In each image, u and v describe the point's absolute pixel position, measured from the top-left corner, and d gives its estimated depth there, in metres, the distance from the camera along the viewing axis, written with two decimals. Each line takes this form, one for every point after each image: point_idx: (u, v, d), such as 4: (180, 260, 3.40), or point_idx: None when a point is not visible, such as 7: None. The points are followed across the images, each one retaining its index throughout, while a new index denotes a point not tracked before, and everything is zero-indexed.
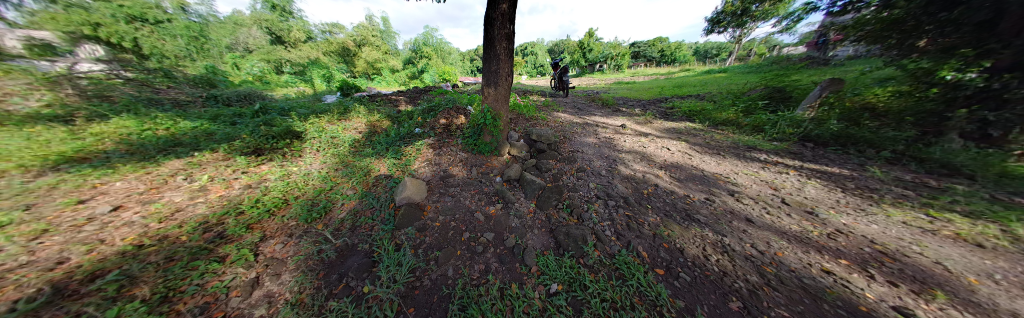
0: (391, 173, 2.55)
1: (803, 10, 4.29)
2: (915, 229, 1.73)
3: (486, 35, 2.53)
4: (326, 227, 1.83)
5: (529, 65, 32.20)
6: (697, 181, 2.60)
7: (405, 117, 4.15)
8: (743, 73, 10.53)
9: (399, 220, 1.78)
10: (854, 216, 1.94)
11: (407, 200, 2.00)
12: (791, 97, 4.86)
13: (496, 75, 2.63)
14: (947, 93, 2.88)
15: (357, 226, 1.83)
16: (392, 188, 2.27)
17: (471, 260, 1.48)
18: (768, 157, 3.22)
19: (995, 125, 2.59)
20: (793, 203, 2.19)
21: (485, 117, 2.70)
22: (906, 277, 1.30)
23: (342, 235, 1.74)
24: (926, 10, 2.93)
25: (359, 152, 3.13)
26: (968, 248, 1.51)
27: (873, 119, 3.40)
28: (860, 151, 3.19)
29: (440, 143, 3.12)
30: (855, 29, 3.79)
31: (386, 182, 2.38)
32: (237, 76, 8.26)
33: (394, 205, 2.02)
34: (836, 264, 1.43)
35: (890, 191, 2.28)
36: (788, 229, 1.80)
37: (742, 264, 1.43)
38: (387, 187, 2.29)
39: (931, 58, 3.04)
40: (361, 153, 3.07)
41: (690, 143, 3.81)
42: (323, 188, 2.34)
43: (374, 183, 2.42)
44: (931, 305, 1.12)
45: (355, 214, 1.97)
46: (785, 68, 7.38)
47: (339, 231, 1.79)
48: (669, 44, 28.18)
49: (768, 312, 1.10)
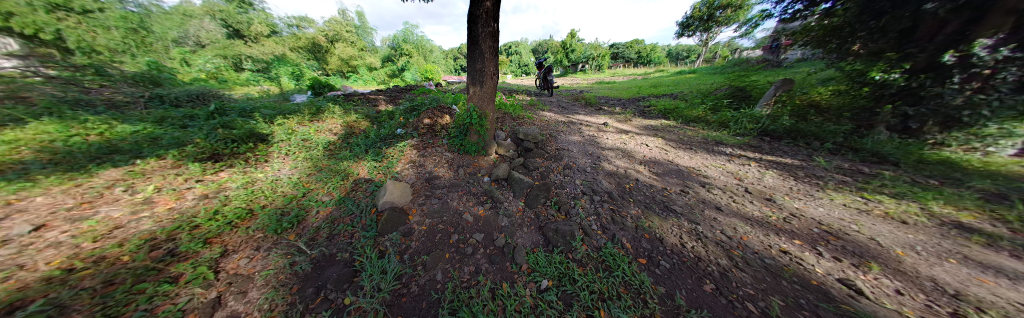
0: (371, 177, 2.42)
1: (759, 17, 4.75)
2: (853, 210, 2.00)
3: (470, 33, 2.49)
4: (300, 237, 1.69)
5: (513, 64, 32.43)
6: (673, 175, 2.77)
7: (385, 117, 3.97)
8: (709, 73, 11.47)
9: (383, 226, 1.70)
10: (804, 200, 2.20)
11: (391, 204, 1.92)
12: (750, 96, 5.37)
13: (482, 74, 2.60)
14: (875, 91, 3.39)
15: (335, 234, 1.72)
16: (373, 192, 2.16)
17: (459, 262, 1.45)
18: (733, 151, 3.53)
19: (914, 119, 3.08)
20: (756, 191, 2.41)
21: (472, 117, 2.67)
22: (848, 253, 1.51)
23: (319, 245, 1.62)
24: (859, 18, 3.40)
25: (335, 155, 2.94)
26: (893, 224, 1.79)
27: (819, 115, 3.92)
28: (808, 144, 3.60)
29: (425, 143, 3.05)
30: (803, 35, 4.30)
31: (367, 186, 2.26)
32: (188, 73, 7.35)
33: (377, 210, 1.92)
34: (791, 244, 1.61)
35: (832, 178, 2.60)
36: (751, 214, 1.99)
37: (714, 248, 1.56)
38: (368, 191, 2.18)
39: (863, 60, 3.54)
40: (336, 156, 2.88)
41: (666, 139, 4.06)
42: (295, 195, 2.17)
43: (353, 187, 2.28)
44: (868, 275, 1.31)
45: (333, 221, 1.85)
46: (744, 69, 8.15)
47: (315, 240, 1.67)
48: (645, 46, 29.78)
49: (737, 291, 1.22)
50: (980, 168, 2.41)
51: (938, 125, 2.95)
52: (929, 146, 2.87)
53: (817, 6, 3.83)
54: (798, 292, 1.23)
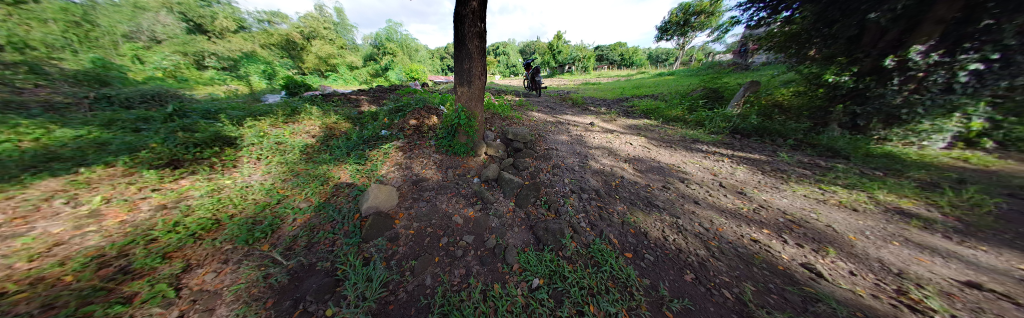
0: (353, 181, 2.33)
1: (729, 23, 5.10)
2: (813, 200, 2.21)
3: (457, 33, 2.47)
4: (274, 248, 1.58)
5: (501, 64, 32.43)
6: (656, 172, 2.91)
7: (368, 118, 3.83)
8: (686, 75, 12.15)
9: (365, 232, 1.63)
10: (771, 192, 2.40)
11: (375, 209, 1.86)
12: (723, 96, 5.76)
13: (470, 74, 2.59)
14: (829, 92, 3.80)
15: (315, 243, 1.63)
16: (356, 197, 2.07)
17: (449, 265, 1.43)
18: (708, 148, 3.77)
19: (861, 117, 3.49)
20: (729, 185, 2.59)
21: (460, 117, 2.65)
22: (809, 239, 1.68)
23: (296, 255, 1.53)
24: (815, 26, 3.91)
25: (313, 158, 2.78)
26: (846, 212, 2.01)
27: (782, 114, 4.32)
28: (773, 140, 3.91)
29: (412, 145, 2.98)
30: (767, 41, 4.83)
31: (349, 190, 2.17)
32: (141, 71, 6.63)
33: (360, 216, 1.85)
34: (761, 233, 1.76)
35: (794, 171, 2.86)
36: (726, 207, 2.14)
37: (693, 240, 1.66)
38: (351, 196, 2.09)
39: (818, 64, 4.02)
40: (314, 160, 2.73)
41: (648, 137, 4.25)
42: (269, 203, 2.03)
43: (333, 192, 2.18)
44: (827, 259, 1.49)
45: (311, 229, 1.75)
46: (717, 71, 8.73)
47: (291, 250, 1.57)
48: (627, 49, 30.94)
49: (714, 279, 1.32)
50: (905, 162, 2.81)
51: (881, 123, 3.36)
52: (875, 141, 3.31)
53: (778, 14, 4.28)
54: (768, 277, 1.35)
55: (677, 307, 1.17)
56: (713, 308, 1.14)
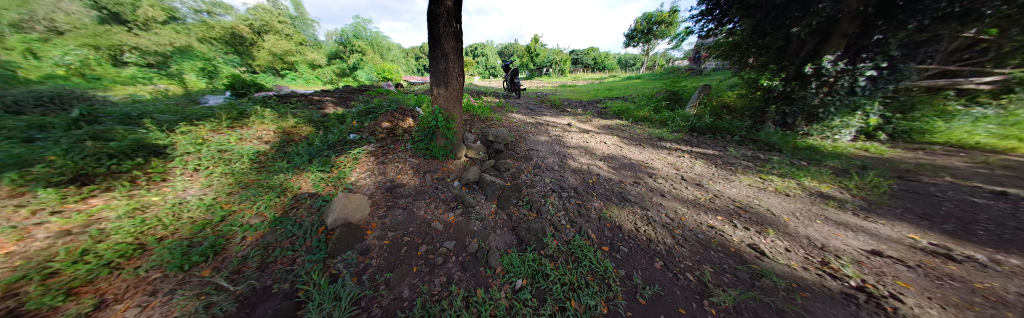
0: (317, 190, 2.13)
1: (685, 33, 5.67)
2: (756, 188, 2.55)
3: (431, 32, 2.40)
4: (217, 272, 1.34)
5: (479, 65, 32.23)
6: (628, 168, 3.11)
7: (333, 121, 3.54)
8: (652, 79, 13.22)
9: (332, 246, 1.47)
10: (723, 183, 2.70)
11: (344, 221, 1.71)
12: (682, 98, 6.37)
13: (447, 75, 2.54)
14: (764, 95, 4.45)
15: (270, 263, 1.41)
16: (321, 208, 1.88)
17: (429, 274, 1.36)
18: (671, 145, 4.14)
19: (789, 115, 4.13)
20: (689, 178, 2.86)
21: (438, 119, 2.59)
22: (754, 222, 1.94)
23: (246, 279, 1.30)
24: (751, 38, 4.51)
25: (265, 167, 2.48)
26: (781, 196, 2.36)
27: (730, 113, 4.94)
28: (723, 137, 4.42)
29: (385, 149, 2.84)
30: (715, 49, 5.57)
31: (313, 201, 1.97)
32: (33, 67, 5.29)
33: (327, 228, 1.67)
34: (716, 219, 1.98)
35: (740, 164, 3.26)
36: (687, 197, 2.36)
37: (661, 230, 1.81)
38: (314, 208, 1.89)
39: (756, 71, 4.67)
40: (268, 169, 2.44)
41: (620, 137, 4.54)
42: (209, 221, 1.72)
43: (293, 204, 1.96)
44: (768, 239, 1.73)
45: (266, 247, 1.53)
46: (677, 75, 9.63)
47: (239, 273, 1.34)
48: (599, 54, 32.73)
49: (679, 264, 1.46)
50: (822, 153, 3.38)
51: (804, 120, 4.03)
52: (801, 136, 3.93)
53: (724, 26, 4.98)
54: (722, 258, 1.53)
55: (649, 293, 1.26)
56: (678, 291, 1.27)
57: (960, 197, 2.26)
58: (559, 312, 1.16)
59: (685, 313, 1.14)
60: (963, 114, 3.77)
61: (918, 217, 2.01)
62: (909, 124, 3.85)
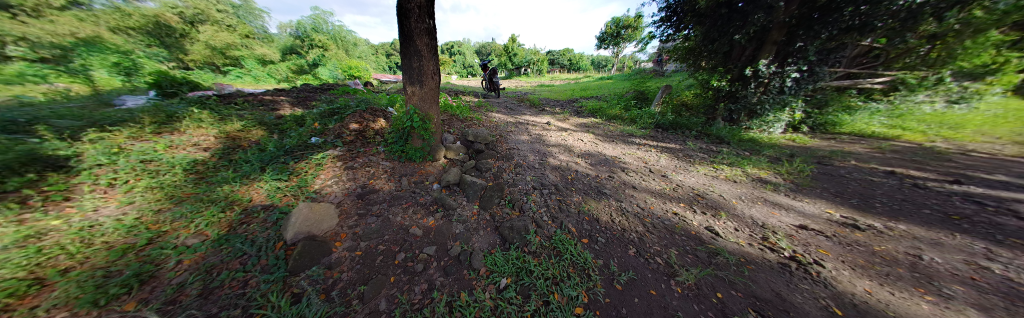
0: (273, 202, 1.89)
1: (648, 37, 6.12)
2: (711, 177, 2.86)
3: (401, 28, 2.28)
4: (146, 305, 1.05)
5: (456, 64, 31.46)
6: (604, 164, 3.28)
7: (290, 124, 3.20)
8: (622, 79, 14.10)
9: (293, 262, 1.31)
10: (683, 173, 2.99)
11: (305, 234, 1.53)
12: (647, 97, 6.90)
13: (421, 73, 2.43)
14: (715, 94, 4.99)
15: (215, 288, 1.18)
16: (278, 223, 1.66)
17: (408, 283, 1.28)
18: (640, 141, 4.46)
19: (735, 112, 4.70)
20: (656, 170, 3.12)
21: (413, 120, 2.48)
22: (709, 207, 2.18)
23: (183, 309, 1.05)
24: (702, 43, 5.03)
25: (205, 178, 2.12)
26: (731, 183, 2.69)
27: (687, 111, 5.47)
28: (682, 132, 4.87)
29: (354, 153, 2.64)
30: (674, 53, 6.12)
31: (267, 214, 1.74)
32: None
33: (286, 243, 1.49)
34: (679, 206, 2.19)
35: (698, 156, 3.63)
36: (655, 188, 2.57)
37: (633, 219, 1.94)
38: (269, 223, 1.66)
39: (707, 72, 5.23)
40: (208, 180, 2.08)
41: (596, 134, 4.76)
42: (131, 245, 1.37)
43: (243, 220, 1.70)
44: (720, 221, 1.96)
45: (209, 270, 1.29)
46: (643, 76, 10.41)
47: (175, 302, 1.09)
48: (575, 55, 33.98)
49: (651, 249, 1.58)
50: (761, 145, 3.91)
51: (746, 116, 4.62)
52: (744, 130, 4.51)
53: (681, 32, 5.48)
54: (685, 241, 1.70)
55: (625, 279, 1.35)
56: (650, 274, 1.37)
57: (862, 177, 2.78)
58: (543, 307, 1.18)
59: (656, 294, 1.25)
60: (861, 109, 4.65)
61: (832, 195, 2.43)
62: (824, 118, 4.64)
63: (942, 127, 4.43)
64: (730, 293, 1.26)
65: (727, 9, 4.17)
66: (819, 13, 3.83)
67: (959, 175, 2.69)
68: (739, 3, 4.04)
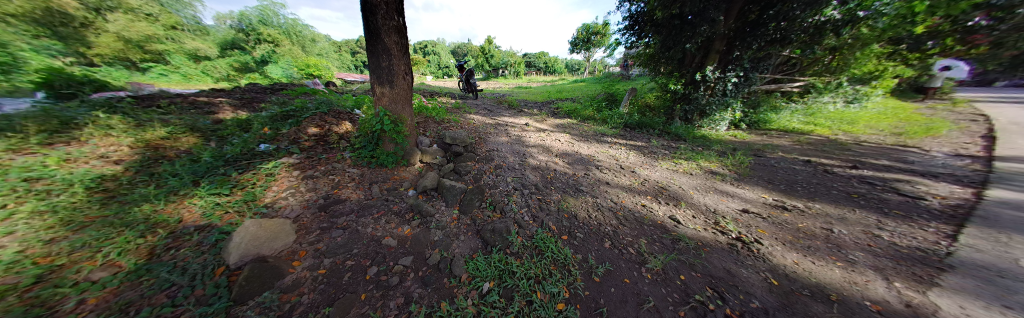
0: (210, 221, 1.55)
1: (615, 43, 6.54)
2: (673, 171, 3.15)
3: (366, 25, 2.12)
4: None
5: (430, 64, 30.36)
6: (580, 162, 3.42)
7: (233, 129, 2.79)
8: (593, 82, 14.93)
9: (239, 289, 1.07)
10: (649, 169, 3.25)
11: (252, 256, 1.30)
12: (615, 99, 7.38)
13: (391, 73, 2.29)
14: (672, 96, 5.50)
15: None
16: (217, 245, 1.38)
17: (382, 299, 1.17)
18: (612, 140, 4.73)
19: (689, 112, 5.24)
20: (626, 167, 3.34)
21: (383, 122, 2.33)
22: (672, 197, 2.41)
23: None
24: (660, 50, 5.52)
25: (112, 195, 1.68)
26: (688, 176, 2.99)
27: (650, 111, 5.96)
28: (647, 130, 5.29)
29: (314, 161, 2.41)
30: (638, 58, 6.63)
31: (203, 236, 1.42)
32: None
33: (229, 268, 1.23)
34: (647, 199, 2.38)
35: (661, 152, 3.98)
36: (625, 183, 2.76)
37: (607, 213, 2.05)
38: (206, 246, 1.36)
39: (665, 77, 5.75)
40: (118, 197, 1.65)
41: (572, 134, 4.95)
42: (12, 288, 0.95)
43: (171, 243, 1.35)
44: (681, 209, 2.18)
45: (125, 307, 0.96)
46: (612, 80, 11.12)
47: None
48: (549, 58, 35.15)
49: (625, 241, 1.69)
50: (712, 140, 4.42)
51: (698, 116, 5.18)
52: (697, 128, 5.06)
53: (643, 40, 5.96)
54: (653, 230, 1.84)
55: (602, 271, 1.41)
56: (624, 264, 1.46)
57: (788, 166, 3.30)
58: (527, 307, 1.18)
59: (630, 282, 1.33)
60: (784, 109, 5.53)
61: (765, 181, 2.84)
62: (758, 116, 5.39)
63: (843, 122, 5.41)
64: (692, 274, 1.39)
65: (679, 21, 4.64)
66: (750, 27, 4.49)
67: (856, 162, 3.33)
68: (689, 16, 4.52)
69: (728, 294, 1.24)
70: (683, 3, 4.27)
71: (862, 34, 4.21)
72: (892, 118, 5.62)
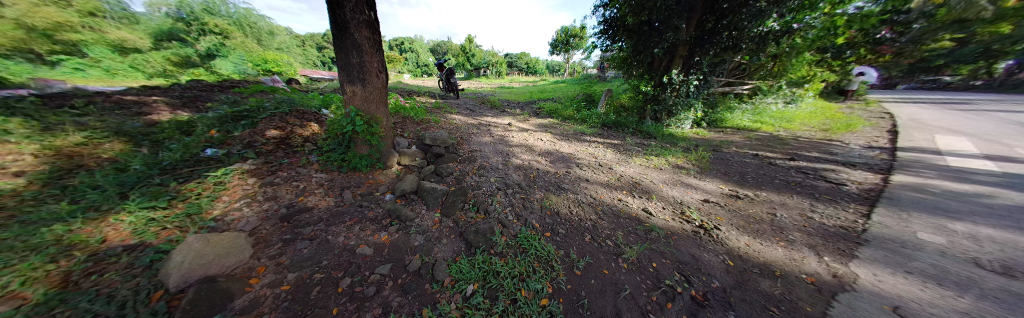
0: (142, 240, 1.30)
1: (592, 46, 6.82)
2: (645, 167, 3.37)
3: (333, 19, 1.97)
4: None
5: (408, 62, 29.19)
6: (561, 160, 3.51)
7: (171, 133, 2.43)
8: (573, 83, 15.42)
9: (183, 315, 0.91)
10: (624, 165, 3.44)
11: (197, 277, 1.12)
12: (593, 99, 7.68)
13: (363, 70, 2.17)
14: (643, 98, 5.86)
15: None
16: (151, 265, 1.15)
17: (357, 311, 1.08)
18: (591, 138, 4.92)
19: (658, 112, 5.62)
20: (604, 164, 3.50)
21: (355, 123, 2.18)
22: (645, 191, 2.57)
23: None
24: (632, 54, 5.85)
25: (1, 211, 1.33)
26: (659, 171, 3.22)
27: (625, 111, 6.28)
28: (622, 129, 5.58)
29: (276, 167, 2.20)
30: (613, 60, 6.98)
31: (131, 257, 1.18)
32: None
33: (168, 292, 1.04)
34: (622, 193, 2.52)
35: (635, 149, 4.23)
36: (603, 179, 2.90)
37: (587, 209, 2.14)
38: (134, 268, 1.12)
39: (636, 79, 6.11)
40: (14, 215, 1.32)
41: (554, 133, 5.06)
42: None
43: (87, 268, 1.09)
44: (652, 202, 2.34)
45: None
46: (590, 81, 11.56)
47: None
48: (530, 59, 35.65)
49: (603, 234, 1.76)
50: (679, 138, 4.80)
51: (666, 115, 5.57)
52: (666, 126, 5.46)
53: (616, 44, 6.31)
54: (628, 222, 1.96)
55: (583, 264, 1.46)
56: (604, 256, 1.53)
57: (741, 159, 3.70)
58: (511, 306, 1.18)
59: (608, 272, 1.39)
60: (738, 109, 6.18)
61: (723, 174, 3.16)
62: (716, 116, 5.97)
63: (785, 120, 6.22)
64: (663, 261, 1.51)
65: (647, 27, 5.00)
66: (707, 35, 4.96)
67: (794, 155, 3.84)
68: (656, 23, 4.89)
69: (693, 278, 1.37)
70: (650, 11, 4.64)
71: (797, 43, 4.87)
72: (822, 116, 6.55)
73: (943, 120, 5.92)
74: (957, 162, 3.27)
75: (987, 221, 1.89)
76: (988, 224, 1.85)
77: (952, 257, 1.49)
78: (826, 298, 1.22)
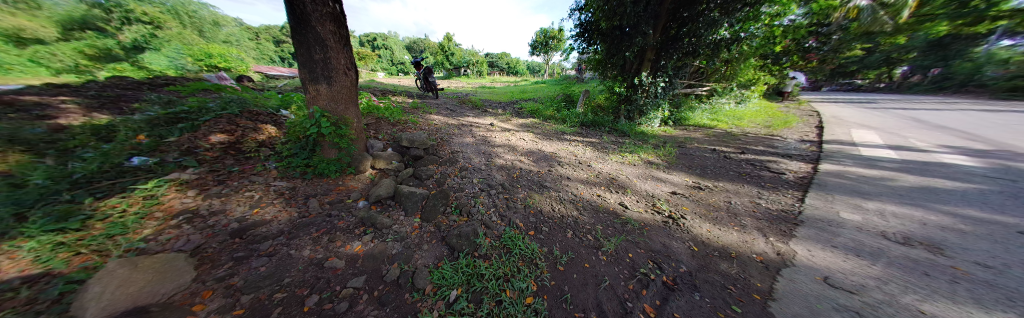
0: (45, 268, 1.03)
1: (569, 48, 7.05)
2: (621, 163, 3.56)
3: (291, 10, 1.78)
4: None
5: (382, 59, 27.70)
6: (543, 159, 3.57)
7: (85, 138, 2.03)
8: (552, 84, 15.81)
9: None
10: (603, 162, 3.59)
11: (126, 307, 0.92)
12: (571, 99, 7.94)
13: (328, 67, 2.00)
14: (616, 98, 6.18)
15: None
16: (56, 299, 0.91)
17: None
18: (571, 137, 5.07)
19: (630, 111, 5.96)
20: (584, 161, 3.62)
21: (321, 124, 2.00)
22: (620, 186, 2.72)
23: None
24: (606, 56, 6.15)
25: None
26: (633, 166, 3.41)
27: (601, 110, 6.58)
28: (599, 127, 5.83)
29: (225, 176, 1.95)
30: (589, 62, 7.28)
31: (29, 288, 0.93)
32: None
33: None
34: (601, 189, 2.63)
35: (612, 147, 4.45)
36: (582, 176, 3.00)
37: (568, 206, 2.19)
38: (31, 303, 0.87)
39: (610, 79, 6.42)
40: None
41: (535, 133, 5.12)
42: None
43: None
44: (627, 196, 2.48)
45: None
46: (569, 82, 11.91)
47: None
48: (511, 59, 35.81)
49: (584, 229, 1.83)
50: (649, 135, 5.16)
51: (638, 113, 5.92)
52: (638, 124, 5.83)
53: (591, 47, 6.60)
54: (606, 217, 2.05)
55: (566, 260, 1.50)
56: (585, 251, 1.59)
57: (703, 154, 4.08)
58: (497, 307, 1.17)
59: (590, 266, 1.45)
60: (698, 108, 6.80)
61: (688, 167, 3.45)
62: (681, 115, 6.50)
63: (737, 118, 6.98)
64: (638, 251, 1.60)
65: (619, 32, 5.32)
66: (670, 41, 5.39)
67: (744, 149, 4.33)
68: (627, 28, 5.20)
69: (665, 264, 1.48)
70: (621, 17, 4.92)
71: (745, 50, 5.49)
72: (766, 115, 7.46)
73: (857, 117, 7.07)
74: (868, 151, 3.92)
75: (889, 200, 2.30)
76: (890, 203, 2.25)
77: (867, 231, 1.79)
78: (773, 274, 1.39)
